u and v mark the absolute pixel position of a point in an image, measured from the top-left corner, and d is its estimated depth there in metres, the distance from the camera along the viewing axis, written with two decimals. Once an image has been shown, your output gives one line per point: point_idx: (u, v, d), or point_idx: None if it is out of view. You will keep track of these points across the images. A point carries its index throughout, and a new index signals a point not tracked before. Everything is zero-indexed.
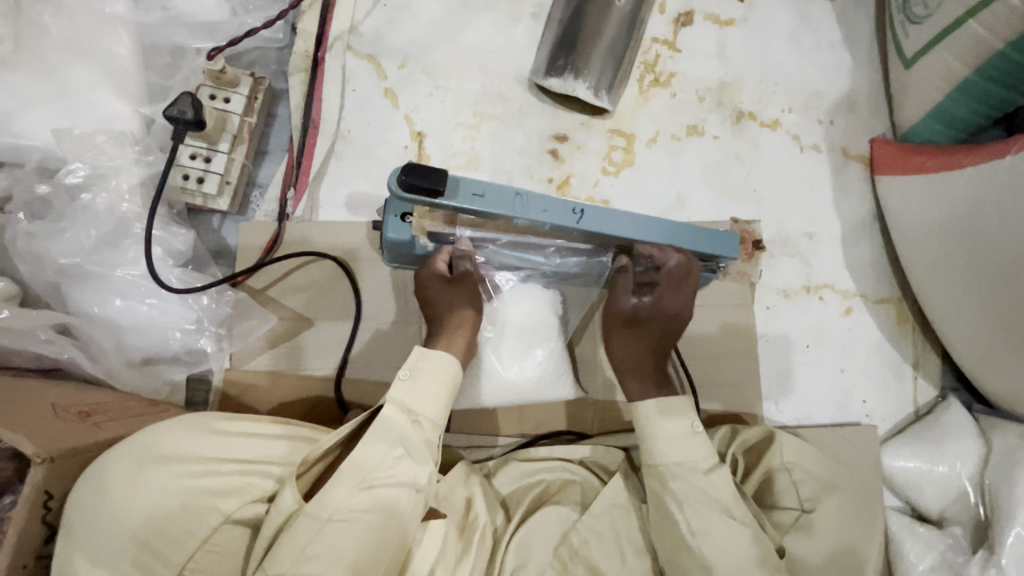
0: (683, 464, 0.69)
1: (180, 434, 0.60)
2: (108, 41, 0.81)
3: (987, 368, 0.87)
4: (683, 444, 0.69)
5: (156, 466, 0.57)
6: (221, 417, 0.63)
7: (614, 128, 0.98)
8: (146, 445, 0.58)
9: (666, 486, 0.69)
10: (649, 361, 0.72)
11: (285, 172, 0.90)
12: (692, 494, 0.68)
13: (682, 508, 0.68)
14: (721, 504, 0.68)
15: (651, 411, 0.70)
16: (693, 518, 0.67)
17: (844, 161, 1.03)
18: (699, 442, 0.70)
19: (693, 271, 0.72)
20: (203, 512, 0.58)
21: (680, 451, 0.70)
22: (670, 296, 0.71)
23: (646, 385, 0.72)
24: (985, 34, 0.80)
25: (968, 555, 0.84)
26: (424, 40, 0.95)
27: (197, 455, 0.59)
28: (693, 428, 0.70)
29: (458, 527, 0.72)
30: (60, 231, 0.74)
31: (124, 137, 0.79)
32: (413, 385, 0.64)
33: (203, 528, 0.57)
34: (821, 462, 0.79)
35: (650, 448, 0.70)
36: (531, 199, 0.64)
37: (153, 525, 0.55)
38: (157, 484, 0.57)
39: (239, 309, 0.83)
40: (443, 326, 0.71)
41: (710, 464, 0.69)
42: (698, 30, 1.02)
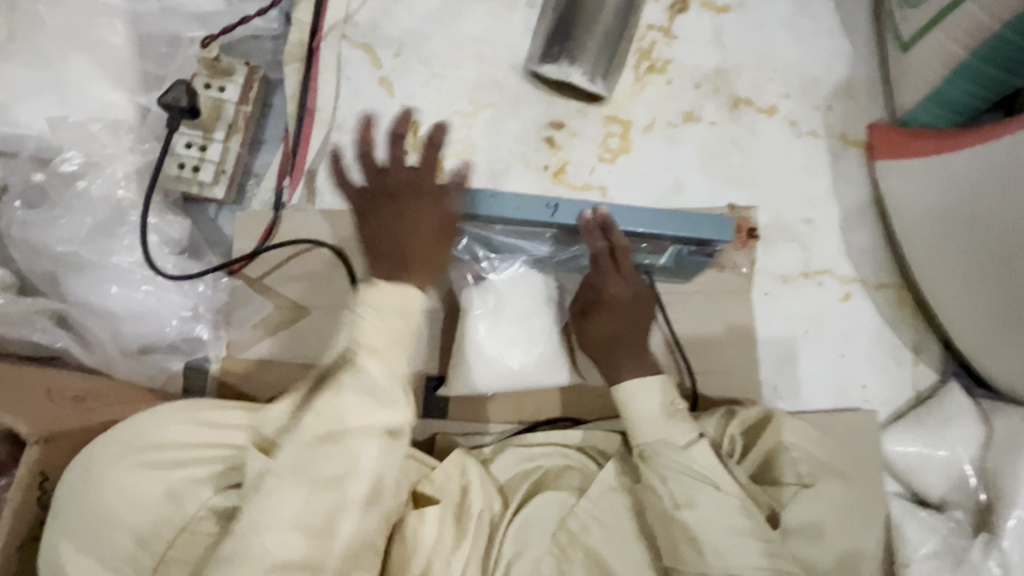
0: (665, 442, 0.70)
1: (166, 422, 0.59)
2: (102, 30, 0.81)
3: (991, 352, 0.86)
4: (667, 423, 0.71)
5: (143, 452, 0.57)
6: (196, 406, 0.62)
7: (610, 114, 0.97)
8: (131, 432, 0.58)
9: (646, 459, 0.71)
10: (630, 341, 0.76)
11: (282, 160, 0.89)
12: (676, 471, 0.68)
13: (666, 484, 0.68)
14: (706, 478, 0.68)
15: (631, 393, 0.73)
16: (676, 491, 0.67)
17: (843, 147, 1.02)
18: (681, 419, 0.72)
19: (624, 251, 0.74)
20: (181, 501, 0.56)
21: (660, 429, 0.71)
22: (613, 283, 0.76)
23: (630, 366, 0.75)
24: (982, 15, 0.80)
25: (969, 539, 0.85)
26: (419, 30, 0.95)
27: (174, 445, 0.59)
28: (674, 404, 0.73)
29: (454, 514, 0.70)
30: (56, 219, 0.75)
31: (120, 125, 0.79)
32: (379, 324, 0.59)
33: (181, 517, 0.56)
34: (822, 445, 0.81)
35: (636, 430, 0.72)
36: (505, 199, 0.72)
37: (142, 510, 0.55)
38: (146, 469, 0.57)
39: (236, 297, 0.83)
40: (408, 259, 0.63)
41: (688, 441, 0.70)
42: (694, 17, 1.02)
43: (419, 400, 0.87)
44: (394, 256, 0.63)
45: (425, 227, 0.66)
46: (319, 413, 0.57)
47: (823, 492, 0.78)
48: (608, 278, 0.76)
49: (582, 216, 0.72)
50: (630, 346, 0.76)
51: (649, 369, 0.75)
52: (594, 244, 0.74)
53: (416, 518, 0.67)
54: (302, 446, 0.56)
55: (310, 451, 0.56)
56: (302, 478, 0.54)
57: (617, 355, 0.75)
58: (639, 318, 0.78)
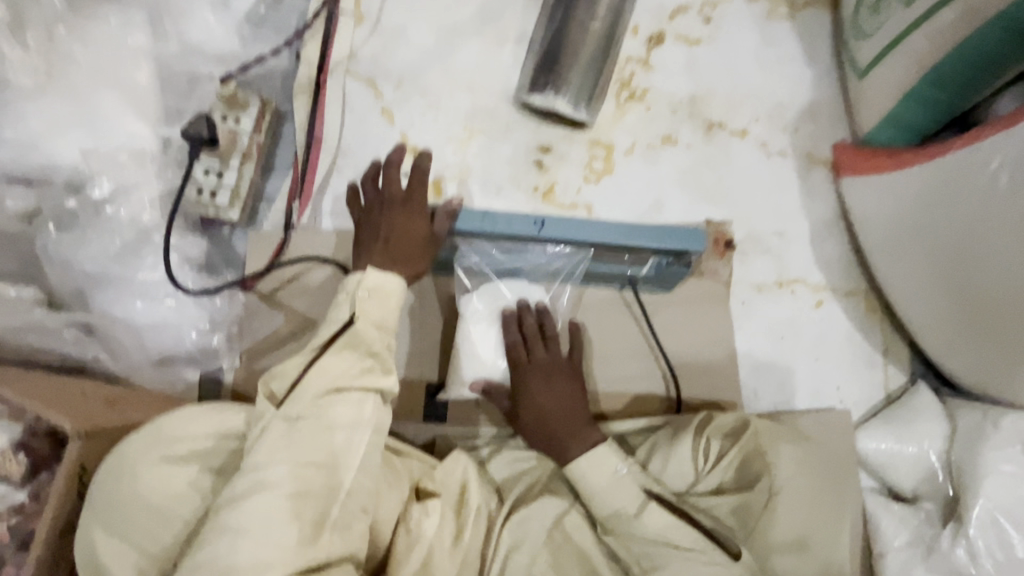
0: (617, 512, 0.73)
1: (191, 418, 0.63)
2: (129, 68, 0.89)
3: (949, 352, 0.93)
4: (611, 493, 0.73)
5: (169, 445, 0.60)
6: (184, 412, 0.63)
7: (594, 139, 1.06)
8: (156, 428, 0.61)
9: (610, 531, 0.73)
10: (575, 413, 0.80)
11: (290, 185, 0.96)
12: (639, 541, 0.72)
13: (630, 551, 0.72)
14: (662, 539, 0.71)
15: (579, 471, 0.76)
16: (642, 558, 0.71)
17: (810, 165, 1.11)
18: (627, 485, 0.74)
19: (535, 343, 0.82)
20: (184, 497, 0.58)
21: (612, 499, 0.73)
22: (535, 377, 0.81)
23: (576, 439, 0.78)
24: (925, 46, 0.89)
25: (938, 527, 0.90)
26: (417, 64, 1.03)
27: (170, 446, 0.60)
28: (618, 472, 0.75)
29: (453, 508, 0.74)
30: (88, 240, 0.82)
31: (144, 155, 0.87)
32: (370, 304, 0.69)
33: (187, 511, 0.58)
34: (808, 463, 0.84)
35: (596, 504, 0.74)
36: (497, 218, 0.81)
37: (164, 499, 0.58)
38: (169, 461, 0.59)
39: (249, 310, 0.90)
40: (387, 254, 0.74)
41: (638, 507, 0.72)
42: (669, 49, 1.11)
43: (420, 406, 0.93)
44: (383, 248, 0.74)
45: (410, 224, 0.75)
46: (330, 377, 0.63)
47: (796, 493, 0.81)
48: (534, 373, 0.81)
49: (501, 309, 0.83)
50: (569, 428, 0.78)
51: (591, 440, 0.78)
52: (509, 335, 0.82)
53: (419, 512, 0.71)
54: (304, 438, 0.59)
55: (318, 427, 0.60)
56: (305, 467, 0.57)
57: (561, 434, 0.78)
58: (573, 387, 0.82)
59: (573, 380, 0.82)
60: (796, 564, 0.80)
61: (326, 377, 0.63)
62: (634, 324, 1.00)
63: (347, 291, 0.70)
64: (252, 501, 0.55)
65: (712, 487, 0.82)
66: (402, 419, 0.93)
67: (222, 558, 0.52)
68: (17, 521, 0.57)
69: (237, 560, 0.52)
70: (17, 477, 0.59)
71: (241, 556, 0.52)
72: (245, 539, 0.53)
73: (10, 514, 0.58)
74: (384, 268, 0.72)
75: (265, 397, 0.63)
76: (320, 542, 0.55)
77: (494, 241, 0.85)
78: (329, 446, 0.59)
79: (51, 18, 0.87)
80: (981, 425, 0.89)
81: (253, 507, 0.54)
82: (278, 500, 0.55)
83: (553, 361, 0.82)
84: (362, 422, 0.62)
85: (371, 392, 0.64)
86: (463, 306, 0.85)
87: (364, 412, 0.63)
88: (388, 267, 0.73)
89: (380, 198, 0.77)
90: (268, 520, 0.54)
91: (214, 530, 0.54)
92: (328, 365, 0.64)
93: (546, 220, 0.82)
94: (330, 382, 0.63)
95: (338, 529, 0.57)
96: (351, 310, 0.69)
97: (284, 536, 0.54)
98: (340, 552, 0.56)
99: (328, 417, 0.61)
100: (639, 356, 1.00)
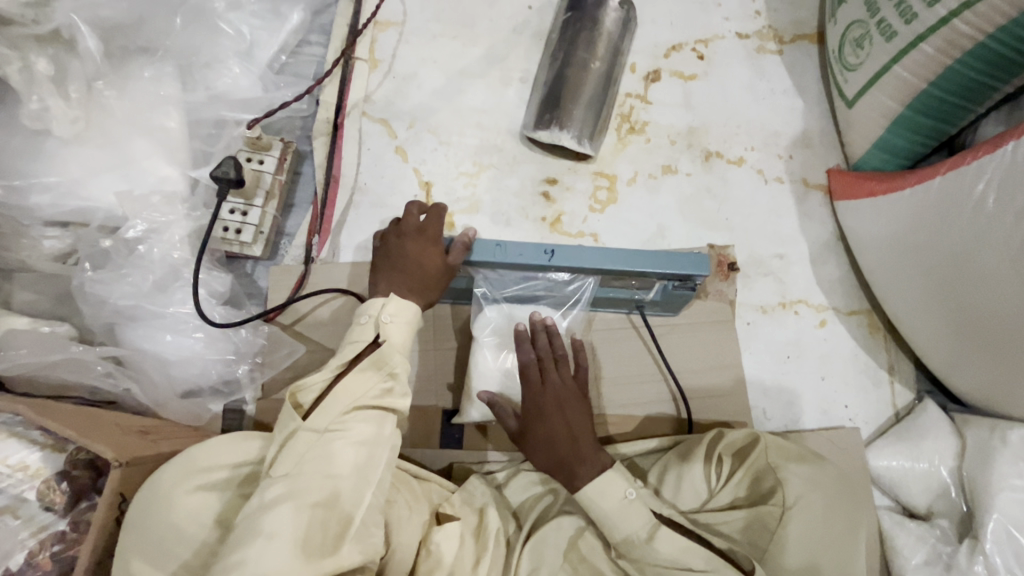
0: (626, 539, 0.73)
1: (214, 447, 0.66)
2: (160, 116, 0.95)
3: (954, 367, 0.95)
4: (624, 518, 0.73)
5: (195, 473, 0.63)
6: (206, 444, 0.66)
7: (598, 170, 1.11)
8: (185, 459, 0.64)
9: (625, 555, 0.73)
10: (585, 430, 0.79)
11: (310, 221, 1.01)
12: (651, 563, 0.72)
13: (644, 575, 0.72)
14: (677, 562, 0.71)
15: (589, 496, 0.74)
16: None
17: (805, 190, 1.15)
18: (637, 510, 0.73)
19: (546, 368, 0.83)
20: (200, 520, 0.60)
21: (625, 523, 0.73)
22: (550, 403, 0.80)
23: (586, 461, 0.76)
24: (909, 77, 0.95)
25: (956, 544, 0.90)
26: (428, 104, 1.10)
27: (192, 475, 0.62)
28: (628, 496, 0.74)
29: (472, 532, 0.76)
30: (123, 276, 0.87)
31: (175, 197, 0.92)
32: (394, 326, 0.72)
33: (201, 532, 0.59)
34: (821, 472, 0.81)
35: (612, 529, 0.73)
36: (509, 247, 0.82)
37: (188, 522, 0.60)
38: (199, 489, 0.62)
39: (272, 341, 0.93)
40: (404, 282, 0.77)
41: (649, 533, 0.72)
42: (665, 85, 1.18)
43: (435, 433, 0.95)
44: (401, 279, 0.77)
45: (428, 259, 0.78)
46: (350, 397, 0.66)
47: (811, 508, 0.79)
48: (542, 396, 0.80)
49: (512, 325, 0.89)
50: (579, 449, 0.77)
51: (599, 458, 0.77)
52: (524, 355, 0.83)
53: (438, 534, 0.72)
54: (326, 455, 0.61)
55: (342, 441, 0.62)
56: (328, 480, 0.59)
57: (568, 457, 0.77)
58: (581, 404, 0.81)
59: (580, 401, 0.82)
60: None
61: (351, 394, 0.66)
62: (642, 346, 1.03)
63: (369, 313, 0.73)
64: (281, 508, 0.56)
65: (726, 503, 0.82)
66: (418, 445, 0.95)
67: (253, 562, 0.53)
68: (61, 548, 0.62)
69: (267, 566, 0.53)
70: (61, 505, 0.64)
71: (270, 560, 0.53)
72: (276, 544, 0.54)
73: (53, 542, 0.62)
74: (401, 296, 0.76)
75: (291, 403, 0.66)
76: (342, 551, 0.57)
77: (507, 268, 0.85)
78: (352, 463, 0.62)
79: (89, 72, 0.92)
80: (991, 439, 0.90)
81: (283, 513, 0.56)
82: (306, 508, 0.57)
83: (562, 384, 0.82)
84: (382, 439, 0.65)
85: (390, 412, 0.68)
86: (478, 327, 0.90)
87: (384, 430, 0.66)
88: (405, 296, 0.77)
89: (397, 229, 0.81)
90: (297, 531, 0.55)
91: (243, 534, 0.55)
92: (348, 388, 0.67)
93: (556, 248, 0.83)
94: (355, 401, 0.66)
95: (359, 540, 0.59)
96: (376, 331, 0.72)
97: (310, 542, 0.56)
98: (359, 562, 0.58)
99: (352, 432, 0.63)
100: (648, 378, 1.02)
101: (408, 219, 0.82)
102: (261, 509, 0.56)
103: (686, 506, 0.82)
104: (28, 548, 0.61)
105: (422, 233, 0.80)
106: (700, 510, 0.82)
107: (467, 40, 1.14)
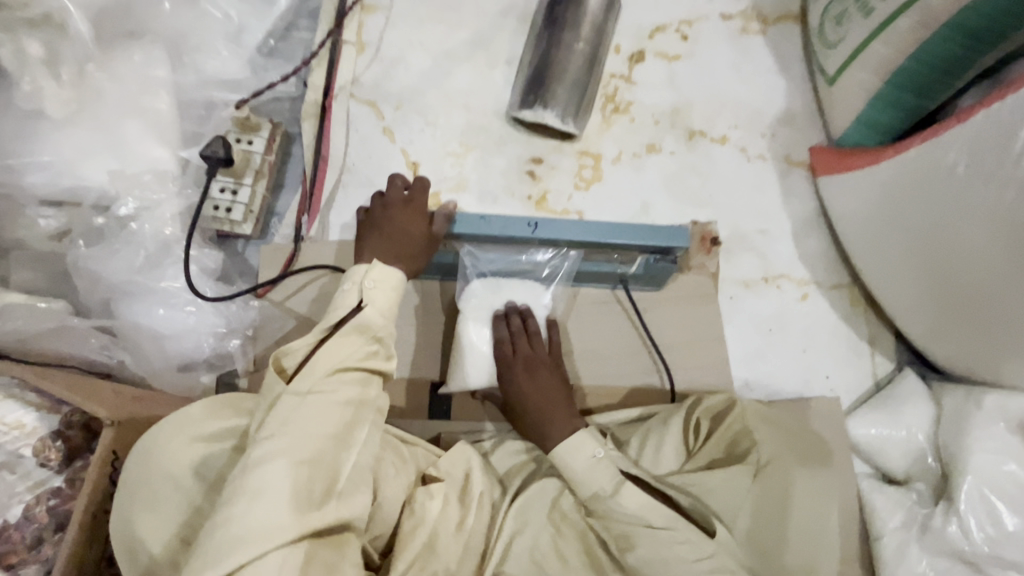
0: (597, 494, 0.76)
1: (183, 421, 0.64)
2: (151, 97, 0.97)
3: (932, 335, 0.97)
4: (591, 472, 0.77)
5: (171, 449, 0.62)
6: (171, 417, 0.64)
7: (583, 149, 1.12)
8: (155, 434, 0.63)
9: (593, 511, 0.76)
10: (561, 391, 0.85)
11: (299, 201, 1.03)
12: (616, 518, 0.74)
13: (608, 529, 0.75)
14: (638, 518, 0.73)
15: (559, 453, 0.79)
16: (618, 539, 0.74)
17: (788, 167, 1.17)
18: (604, 468, 0.77)
19: (522, 343, 0.87)
20: (191, 490, 0.61)
21: (590, 481, 0.77)
22: (525, 377, 0.84)
23: (563, 423, 0.81)
24: (887, 52, 0.96)
25: (931, 506, 0.92)
26: (415, 86, 1.11)
27: (169, 451, 0.62)
28: (596, 455, 0.78)
29: (458, 496, 0.78)
30: (115, 252, 0.89)
31: (166, 175, 0.94)
32: (379, 292, 0.75)
33: (196, 500, 0.61)
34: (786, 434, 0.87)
35: (581, 482, 0.77)
36: (492, 221, 0.86)
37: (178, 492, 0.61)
38: (183, 458, 0.62)
39: (264, 315, 0.95)
40: (391, 250, 0.79)
41: (614, 487, 0.75)
42: (649, 65, 1.19)
43: (425, 404, 0.98)
44: (388, 247, 0.79)
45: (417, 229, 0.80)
46: (336, 357, 0.68)
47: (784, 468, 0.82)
48: (516, 371, 0.85)
49: (495, 311, 0.90)
50: (554, 414, 0.82)
51: (576, 416, 0.83)
52: (497, 331, 0.88)
53: (423, 494, 0.74)
54: (311, 418, 0.62)
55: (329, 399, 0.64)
56: (312, 439, 0.61)
57: (548, 416, 0.82)
58: (559, 372, 0.87)
59: (554, 371, 0.86)
60: (775, 550, 0.78)
61: (334, 355, 0.68)
62: (627, 321, 1.05)
63: (353, 279, 0.76)
64: (270, 466, 0.58)
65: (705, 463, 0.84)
66: (408, 417, 0.97)
67: (243, 518, 0.55)
68: (56, 503, 0.64)
69: (257, 521, 0.55)
70: (56, 462, 0.67)
71: (258, 516, 0.55)
72: (260, 500, 0.56)
73: (49, 497, 0.65)
74: (388, 264, 0.78)
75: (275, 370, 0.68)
76: (325, 508, 0.59)
77: (489, 240, 0.89)
78: (342, 421, 0.64)
79: (81, 56, 0.94)
80: (965, 403, 0.92)
81: (273, 471, 0.58)
82: (295, 465, 0.59)
83: (535, 355, 0.86)
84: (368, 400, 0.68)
85: (374, 375, 0.71)
86: (464, 300, 0.91)
87: (371, 392, 0.69)
88: (391, 263, 0.78)
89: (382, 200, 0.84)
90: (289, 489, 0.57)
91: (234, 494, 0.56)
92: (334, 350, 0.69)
93: (539, 221, 0.86)
94: (338, 362, 0.68)
95: (343, 498, 0.60)
96: (360, 297, 0.74)
97: (300, 497, 0.57)
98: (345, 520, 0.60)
99: (339, 393, 0.66)
100: (633, 351, 1.04)
101: (392, 189, 0.84)
102: (252, 465, 0.58)
103: (663, 469, 0.85)
104: (25, 501, 0.64)
105: (407, 204, 0.83)
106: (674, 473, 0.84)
107: (453, 23, 1.16)
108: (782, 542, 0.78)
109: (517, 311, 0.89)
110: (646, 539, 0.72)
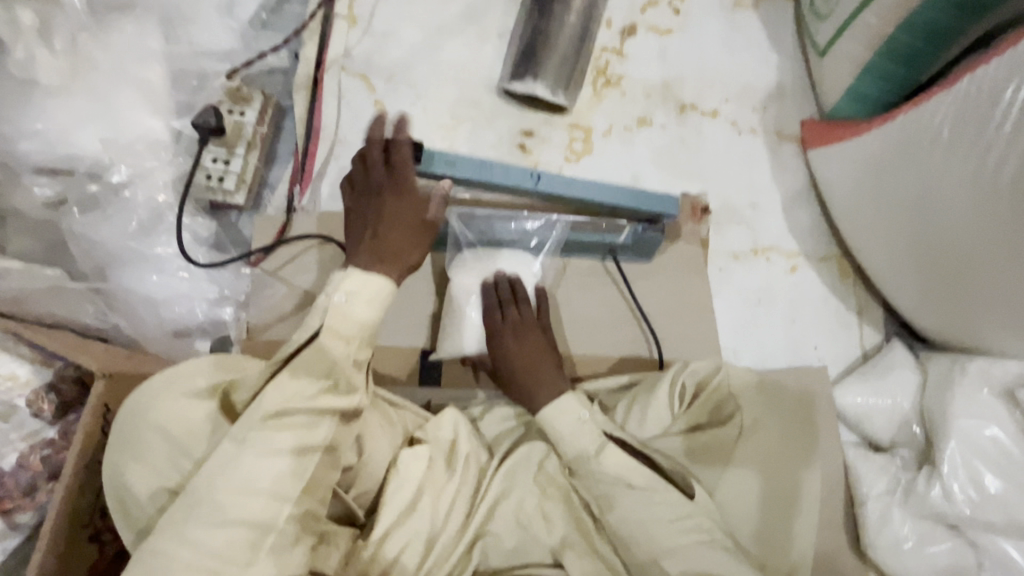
0: (579, 455, 0.77)
1: (165, 389, 0.64)
2: (143, 67, 0.98)
3: (918, 304, 0.98)
4: (575, 432, 0.78)
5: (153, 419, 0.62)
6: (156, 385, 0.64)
7: (573, 122, 1.13)
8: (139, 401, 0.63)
9: (576, 471, 0.77)
10: (548, 360, 0.84)
11: (291, 172, 1.04)
12: (597, 479, 0.76)
13: (591, 489, 0.76)
14: (619, 479, 0.75)
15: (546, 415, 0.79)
16: (600, 500, 0.75)
17: (779, 141, 1.17)
18: (589, 429, 0.78)
19: (508, 318, 0.86)
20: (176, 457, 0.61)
21: (575, 441, 0.77)
22: (513, 341, 0.84)
23: (551, 389, 0.82)
24: (876, 22, 0.96)
25: (914, 472, 0.93)
26: (407, 60, 1.12)
27: (152, 419, 0.62)
28: (581, 417, 0.78)
29: (444, 458, 0.79)
30: (108, 218, 0.92)
31: (159, 145, 0.96)
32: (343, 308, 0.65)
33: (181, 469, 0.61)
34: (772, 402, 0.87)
35: (565, 444, 0.78)
36: (497, 168, 0.91)
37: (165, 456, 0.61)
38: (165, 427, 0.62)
39: (256, 284, 0.97)
40: (375, 251, 0.68)
41: (597, 448, 0.76)
42: (641, 39, 1.19)
43: (416, 372, 1.00)
44: (371, 248, 0.68)
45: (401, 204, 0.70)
46: (280, 395, 0.60)
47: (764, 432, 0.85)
48: (504, 335, 0.85)
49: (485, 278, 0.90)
50: (541, 377, 0.82)
51: (563, 380, 0.83)
52: (485, 299, 0.87)
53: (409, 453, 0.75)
54: (240, 475, 0.56)
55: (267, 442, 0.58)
56: (246, 489, 0.56)
57: (535, 380, 0.82)
58: (546, 347, 0.86)
59: (543, 339, 0.86)
60: (750, 509, 0.81)
61: (275, 399, 0.59)
62: (615, 290, 1.06)
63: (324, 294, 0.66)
64: (194, 522, 0.55)
65: (686, 427, 0.85)
66: (399, 384, 0.99)
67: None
68: (49, 452, 0.69)
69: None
70: (48, 414, 0.71)
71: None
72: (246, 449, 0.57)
73: (43, 447, 0.70)
74: (369, 269, 0.66)
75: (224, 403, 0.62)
76: (257, 561, 0.56)
77: (482, 191, 0.93)
78: (276, 472, 0.58)
79: (74, 25, 0.96)
80: (949, 370, 0.93)
81: (193, 537, 0.54)
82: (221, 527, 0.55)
83: (523, 322, 0.86)
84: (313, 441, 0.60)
85: (327, 414, 0.62)
86: (455, 268, 0.93)
87: (319, 432, 0.61)
88: (373, 268, 0.67)
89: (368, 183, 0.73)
90: (258, 472, 0.57)
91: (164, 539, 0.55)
92: None
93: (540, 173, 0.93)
94: (280, 405, 0.60)
95: (275, 555, 0.57)
96: (321, 322, 0.64)
97: (225, 560, 0.55)
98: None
99: (278, 442, 0.58)
100: (622, 321, 1.05)
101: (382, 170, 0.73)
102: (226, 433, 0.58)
103: (647, 434, 0.85)
104: (18, 450, 0.69)
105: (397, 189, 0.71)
106: (659, 436, 0.85)
107: None
108: (757, 502, 0.82)
109: (506, 282, 0.88)
110: (629, 498, 0.74)
